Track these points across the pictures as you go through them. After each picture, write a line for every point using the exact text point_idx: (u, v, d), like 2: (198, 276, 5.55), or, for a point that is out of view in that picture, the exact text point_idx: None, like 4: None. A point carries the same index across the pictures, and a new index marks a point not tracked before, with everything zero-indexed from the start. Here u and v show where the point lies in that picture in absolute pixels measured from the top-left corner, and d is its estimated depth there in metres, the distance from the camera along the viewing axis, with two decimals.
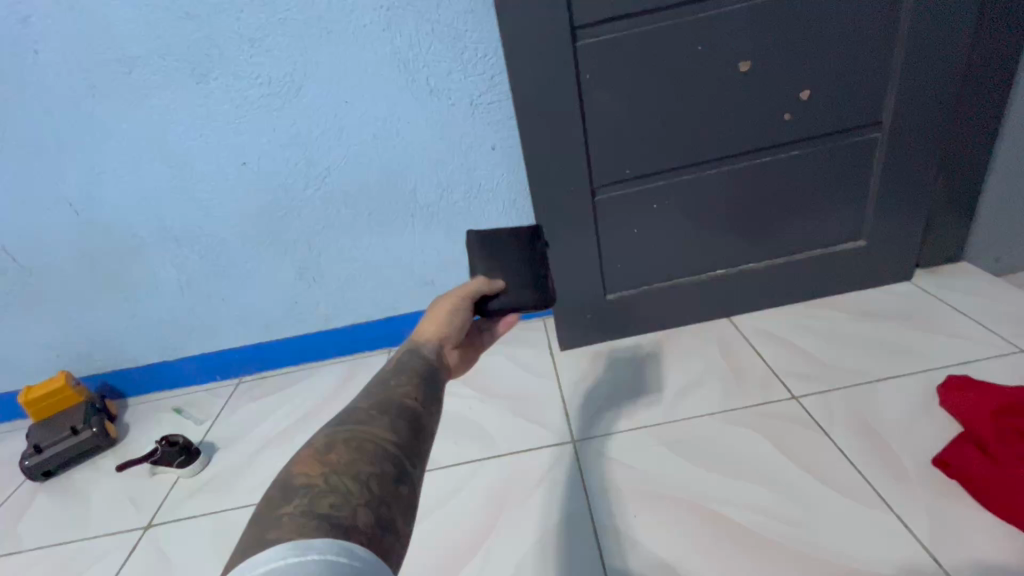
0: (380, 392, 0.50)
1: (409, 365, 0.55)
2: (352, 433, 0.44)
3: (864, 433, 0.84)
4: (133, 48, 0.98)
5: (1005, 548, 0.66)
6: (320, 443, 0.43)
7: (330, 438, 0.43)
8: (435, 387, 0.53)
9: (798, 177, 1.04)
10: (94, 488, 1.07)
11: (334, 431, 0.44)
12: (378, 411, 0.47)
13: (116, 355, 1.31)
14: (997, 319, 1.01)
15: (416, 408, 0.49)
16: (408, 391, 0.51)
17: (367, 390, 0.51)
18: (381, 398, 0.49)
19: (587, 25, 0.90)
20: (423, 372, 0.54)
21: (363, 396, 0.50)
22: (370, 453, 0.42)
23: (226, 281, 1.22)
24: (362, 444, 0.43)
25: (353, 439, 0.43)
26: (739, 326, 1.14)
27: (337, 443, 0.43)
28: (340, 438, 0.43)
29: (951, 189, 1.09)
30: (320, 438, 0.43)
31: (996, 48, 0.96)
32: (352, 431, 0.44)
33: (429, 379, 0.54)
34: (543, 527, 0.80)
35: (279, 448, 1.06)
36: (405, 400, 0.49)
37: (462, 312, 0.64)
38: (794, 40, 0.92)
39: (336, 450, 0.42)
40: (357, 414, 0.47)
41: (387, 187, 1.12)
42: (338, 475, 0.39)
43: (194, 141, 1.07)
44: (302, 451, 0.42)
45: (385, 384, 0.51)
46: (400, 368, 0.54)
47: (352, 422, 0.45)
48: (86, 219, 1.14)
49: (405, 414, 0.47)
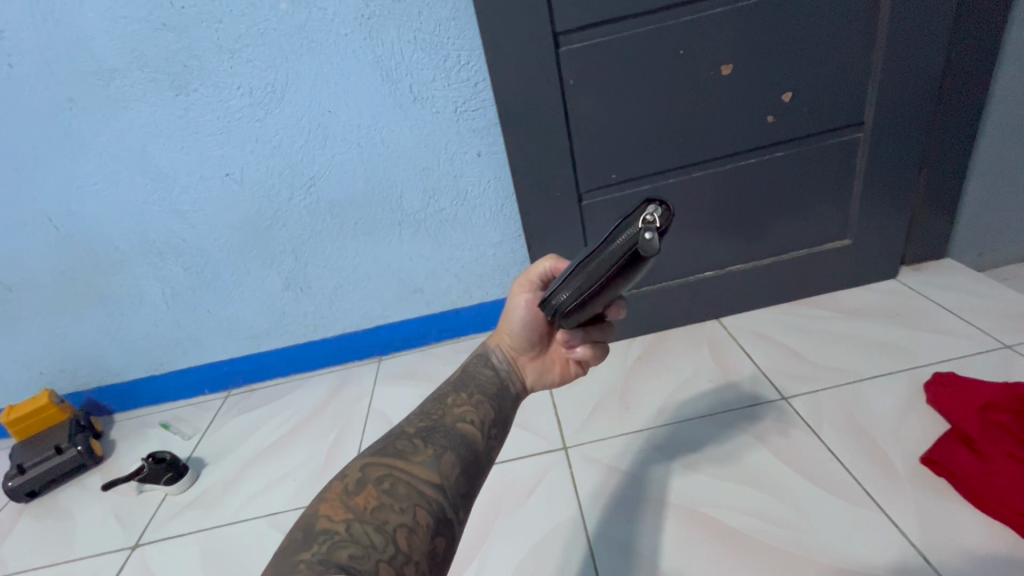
0: (427, 421, 0.50)
1: (464, 392, 0.55)
2: (387, 471, 0.43)
3: (852, 432, 0.85)
4: (110, 61, 0.97)
5: (991, 541, 0.67)
6: (353, 478, 0.43)
7: (363, 473, 0.43)
8: (489, 418, 0.53)
9: (783, 178, 1.05)
10: (80, 508, 1.05)
11: (369, 466, 0.44)
12: (422, 445, 0.47)
13: (100, 370, 1.29)
14: (980, 314, 1.03)
15: (465, 444, 0.48)
16: (457, 423, 0.50)
17: (417, 415, 0.51)
18: (428, 429, 0.49)
19: (569, 31, 0.90)
20: (478, 400, 0.54)
21: (410, 422, 0.50)
22: (403, 498, 0.42)
23: (212, 293, 1.20)
24: (396, 486, 0.42)
25: (387, 480, 0.43)
26: (728, 327, 1.14)
27: (369, 482, 0.42)
28: (375, 476, 0.43)
29: (934, 186, 1.10)
30: (355, 470, 0.43)
31: (973, 48, 0.98)
32: (390, 468, 0.44)
33: (483, 410, 0.53)
34: (537, 536, 0.79)
35: (269, 462, 1.05)
36: (452, 435, 0.49)
37: (528, 308, 0.63)
38: (775, 43, 0.92)
39: (367, 491, 0.42)
40: (400, 443, 0.47)
41: (374, 196, 1.11)
42: (361, 523, 0.39)
43: (175, 153, 1.05)
44: (333, 484, 0.42)
45: (438, 410, 0.52)
46: (457, 392, 0.55)
47: (392, 455, 0.45)
48: (66, 234, 1.12)
49: (448, 451, 0.47)
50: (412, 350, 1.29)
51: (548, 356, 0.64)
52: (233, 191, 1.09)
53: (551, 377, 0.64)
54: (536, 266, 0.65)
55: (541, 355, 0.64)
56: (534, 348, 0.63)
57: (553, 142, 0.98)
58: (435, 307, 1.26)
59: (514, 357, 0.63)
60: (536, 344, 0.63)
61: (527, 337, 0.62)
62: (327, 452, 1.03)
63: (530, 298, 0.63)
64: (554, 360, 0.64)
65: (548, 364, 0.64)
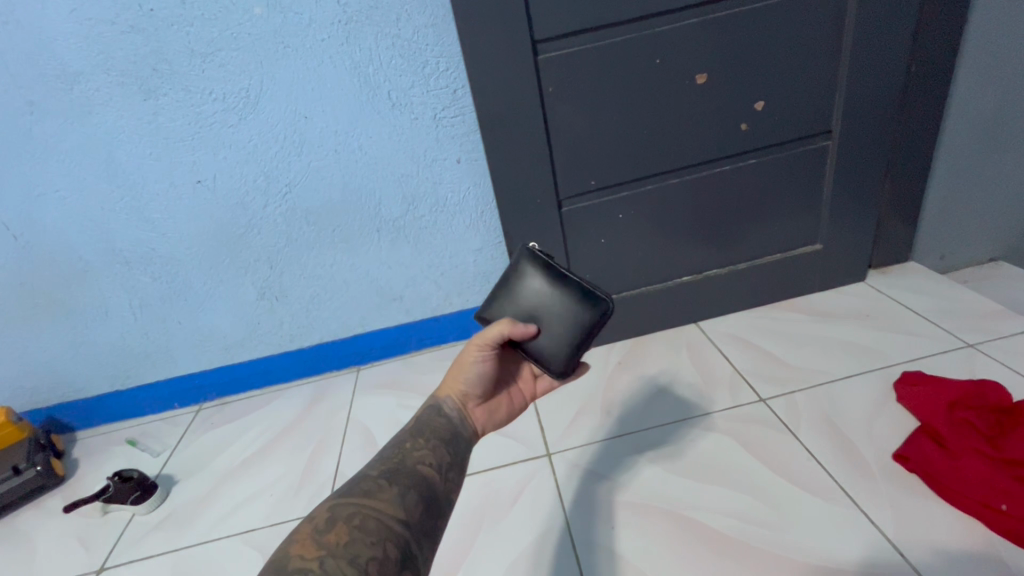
0: (389, 463, 0.49)
1: (421, 437, 0.54)
2: (355, 509, 0.43)
3: (829, 432, 0.87)
4: (73, 64, 0.93)
5: (960, 535, 0.69)
6: (322, 518, 0.42)
7: (333, 512, 0.42)
8: (448, 460, 0.53)
9: (755, 184, 1.07)
10: (39, 532, 1.00)
11: (337, 505, 0.43)
12: (386, 484, 0.46)
13: (61, 385, 1.23)
14: (944, 316, 1.07)
15: (428, 481, 0.49)
16: (417, 464, 0.50)
17: (377, 458, 0.50)
18: (391, 470, 0.48)
19: (548, 39, 0.91)
20: (436, 441, 0.54)
21: (372, 465, 0.49)
22: (372, 533, 0.41)
23: (183, 303, 1.16)
24: (366, 522, 0.42)
25: (356, 516, 0.42)
26: (706, 330, 1.16)
27: (338, 520, 0.42)
28: (343, 513, 0.42)
29: (897, 194, 1.15)
30: (323, 511, 0.42)
31: (933, 59, 1.02)
32: (357, 506, 0.43)
33: (444, 449, 0.54)
34: (521, 544, 0.78)
35: (245, 477, 1.01)
36: (415, 475, 0.49)
37: (486, 361, 0.63)
38: (747, 53, 0.95)
39: (338, 528, 0.41)
40: (364, 484, 0.46)
41: (352, 204, 1.10)
42: (335, 558, 0.38)
43: (145, 159, 1.02)
44: (302, 526, 0.41)
45: (399, 449, 0.52)
46: (415, 432, 0.55)
47: (358, 494, 0.45)
48: (26, 243, 1.07)
49: (412, 490, 0.47)
50: (391, 359, 1.27)
51: (495, 399, 0.65)
52: (205, 199, 1.06)
53: (501, 418, 0.65)
54: (490, 326, 0.64)
55: (489, 399, 0.65)
56: (484, 395, 0.64)
57: (533, 148, 0.98)
58: (415, 314, 1.24)
59: (465, 404, 0.62)
60: (487, 390, 0.64)
61: (480, 387, 0.63)
62: (305, 466, 1.00)
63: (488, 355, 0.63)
64: (501, 403, 0.66)
65: (497, 406, 0.65)
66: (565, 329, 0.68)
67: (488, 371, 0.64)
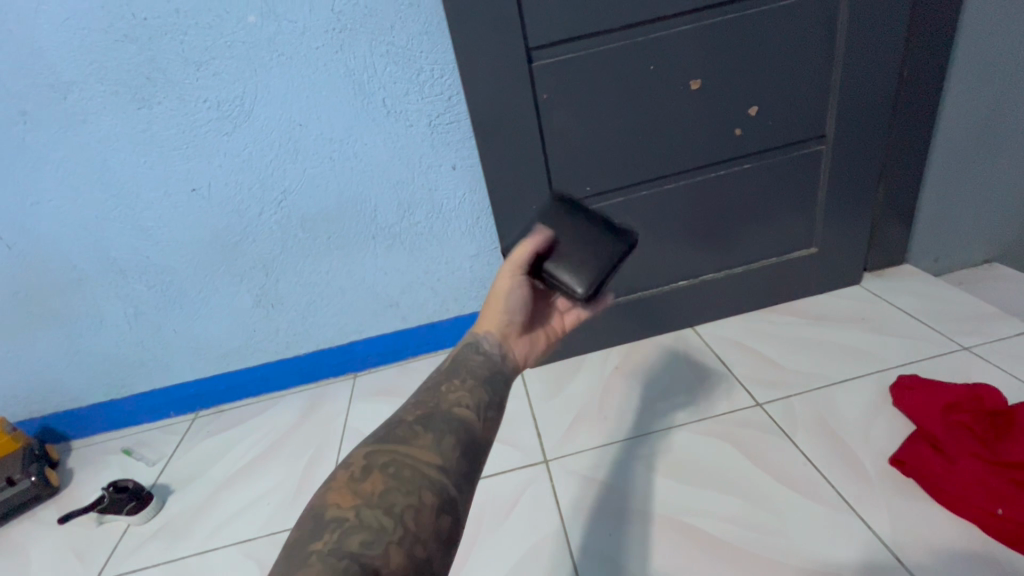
0: (425, 406, 0.47)
1: (457, 377, 0.51)
2: (391, 456, 0.41)
3: (825, 436, 0.87)
4: (66, 73, 0.93)
5: (956, 538, 0.69)
6: (358, 466, 0.41)
7: (369, 461, 0.41)
8: (487, 399, 0.49)
9: (750, 188, 1.08)
10: (33, 543, 0.99)
11: (374, 452, 0.42)
12: (423, 429, 0.44)
13: (56, 395, 1.22)
14: (939, 318, 1.07)
15: (467, 425, 0.45)
16: (454, 407, 0.47)
17: (412, 402, 0.48)
18: (428, 414, 0.46)
19: (541, 46, 0.91)
20: (473, 381, 0.51)
21: (408, 409, 0.47)
22: (408, 481, 0.39)
23: (179, 311, 1.16)
24: (403, 470, 0.40)
25: (393, 464, 0.41)
26: (702, 334, 1.16)
27: (374, 469, 0.40)
28: (380, 461, 0.41)
29: (892, 197, 1.15)
30: (359, 459, 0.41)
31: (925, 63, 1.03)
32: (393, 453, 0.42)
33: (482, 385, 0.50)
34: (518, 552, 0.78)
35: (241, 486, 1.01)
36: (452, 418, 0.46)
37: (518, 290, 0.63)
38: (741, 59, 0.95)
39: (373, 477, 0.40)
40: (400, 428, 0.44)
41: (347, 210, 1.09)
42: (370, 508, 0.37)
43: (139, 167, 1.02)
44: (338, 474, 0.41)
45: (435, 391, 0.49)
46: (451, 369, 0.52)
47: (394, 441, 0.43)
48: (19, 253, 1.07)
49: (450, 433, 0.44)
50: (388, 366, 1.27)
51: (532, 335, 0.63)
52: (200, 207, 1.06)
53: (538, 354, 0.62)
54: (513, 253, 0.67)
55: (527, 334, 0.62)
56: (523, 327, 0.62)
57: (528, 154, 0.98)
58: (411, 321, 1.24)
59: (504, 337, 0.59)
60: (523, 324, 0.62)
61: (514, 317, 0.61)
62: (301, 475, 1.00)
63: (518, 283, 0.64)
64: (541, 337, 0.64)
65: (535, 340, 0.63)
66: (586, 259, 0.67)
67: (520, 302, 0.63)
